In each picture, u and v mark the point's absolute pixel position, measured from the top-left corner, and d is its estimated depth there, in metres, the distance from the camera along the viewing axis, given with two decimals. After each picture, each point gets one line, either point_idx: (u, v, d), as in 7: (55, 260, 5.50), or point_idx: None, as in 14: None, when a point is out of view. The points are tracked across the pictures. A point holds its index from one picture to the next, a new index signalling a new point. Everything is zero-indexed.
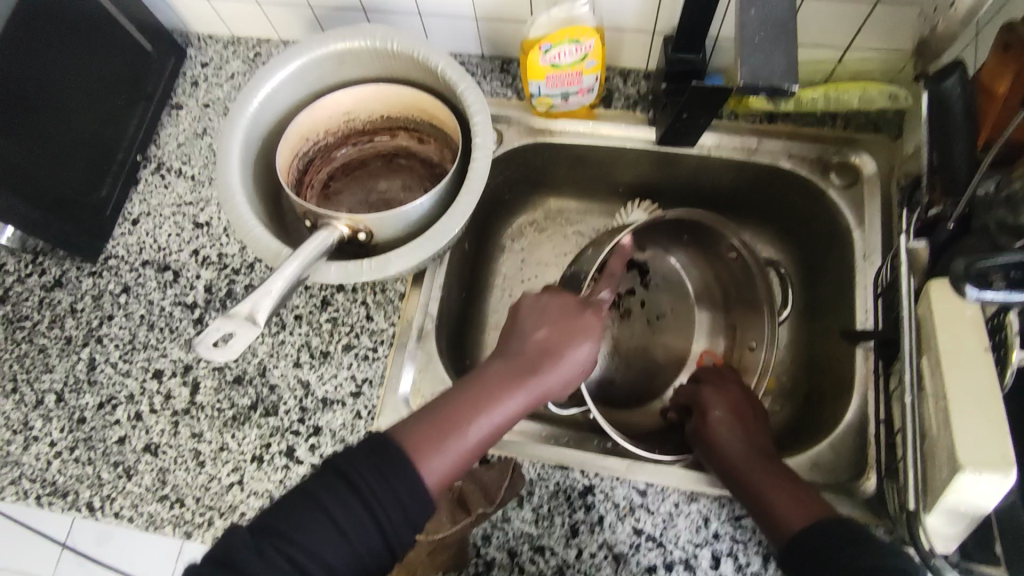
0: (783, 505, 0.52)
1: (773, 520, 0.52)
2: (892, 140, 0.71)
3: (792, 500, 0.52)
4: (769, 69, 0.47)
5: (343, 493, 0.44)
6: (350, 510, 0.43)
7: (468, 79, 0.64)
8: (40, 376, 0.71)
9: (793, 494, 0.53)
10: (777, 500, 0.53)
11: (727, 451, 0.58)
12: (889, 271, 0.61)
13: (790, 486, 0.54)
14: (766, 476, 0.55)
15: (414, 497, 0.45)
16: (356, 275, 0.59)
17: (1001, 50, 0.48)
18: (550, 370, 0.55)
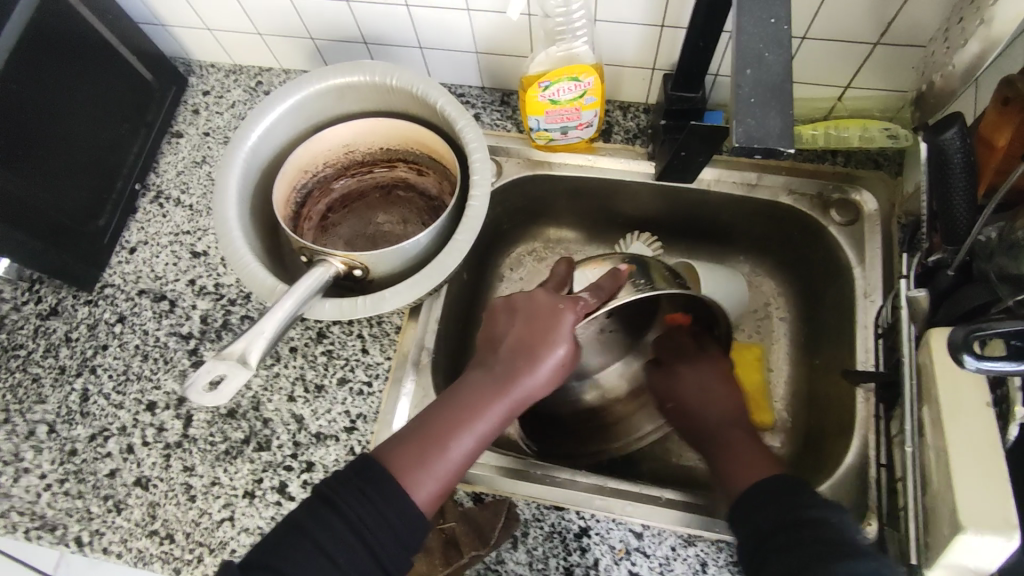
0: (733, 462, 0.57)
1: (724, 476, 0.56)
2: (892, 178, 0.71)
3: (747, 458, 0.56)
4: (764, 133, 0.37)
5: (327, 516, 0.45)
6: (343, 525, 0.45)
7: (466, 115, 0.64)
8: (32, 406, 0.70)
9: (737, 440, 0.59)
10: (726, 458, 0.58)
11: (700, 410, 0.64)
12: (890, 312, 0.61)
13: (753, 449, 0.57)
14: (738, 437, 0.60)
15: (407, 521, 0.47)
16: (351, 312, 0.58)
17: (1000, 104, 0.47)
18: (527, 397, 0.53)
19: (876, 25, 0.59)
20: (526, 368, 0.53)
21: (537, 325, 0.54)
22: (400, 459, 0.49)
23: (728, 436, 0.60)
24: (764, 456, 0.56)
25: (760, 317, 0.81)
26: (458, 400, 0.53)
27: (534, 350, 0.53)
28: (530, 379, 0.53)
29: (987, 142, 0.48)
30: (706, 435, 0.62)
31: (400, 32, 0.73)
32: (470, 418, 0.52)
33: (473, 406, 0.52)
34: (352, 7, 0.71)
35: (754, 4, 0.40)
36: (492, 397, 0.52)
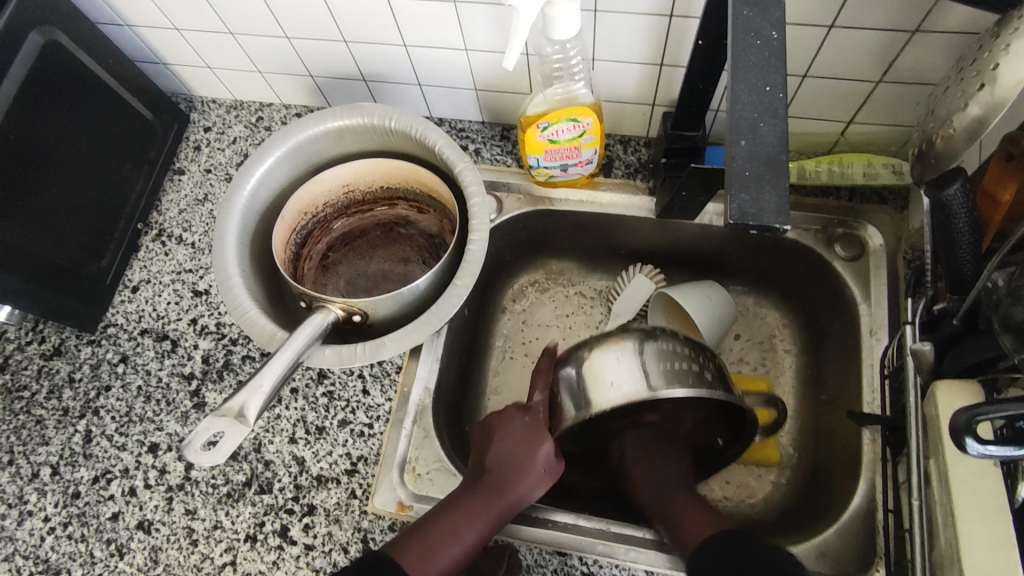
0: (684, 520, 0.58)
1: (678, 537, 0.57)
2: (898, 212, 0.70)
3: (694, 516, 0.58)
4: (758, 209, 0.36)
5: None
6: None
7: (465, 158, 0.64)
8: (36, 448, 0.70)
9: (683, 502, 0.60)
10: (679, 518, 0.58)
11: (644, 486, 0.63)
12: (896, 354, 0.60)
13: (687, 508, 0.59)
14: (676, 496, 0.60)
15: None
16: (349, 359, 0.58)
17: (1003, 160, 0.47)
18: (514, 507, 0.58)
19: (877, 64, 0.59)
20: (518, 483, 0.59)
21: (524, 450, 0.60)
22: (412, 553, 0.54)
23: (671, 501, 0.60)
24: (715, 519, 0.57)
25: (766, 349, 0.80)
26: (460, 504, 0.58)
27: (525, 468, 0.59)
28: (518, 492, 0.59)
29: (991, 197, 0.48)
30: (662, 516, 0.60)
31: (399, 71, 0.73)
32: (464, 521, 0.57)
33: (473, 510, 0.57)
34: (351, 47, 0.71)
35: (751, 67, 0.39)
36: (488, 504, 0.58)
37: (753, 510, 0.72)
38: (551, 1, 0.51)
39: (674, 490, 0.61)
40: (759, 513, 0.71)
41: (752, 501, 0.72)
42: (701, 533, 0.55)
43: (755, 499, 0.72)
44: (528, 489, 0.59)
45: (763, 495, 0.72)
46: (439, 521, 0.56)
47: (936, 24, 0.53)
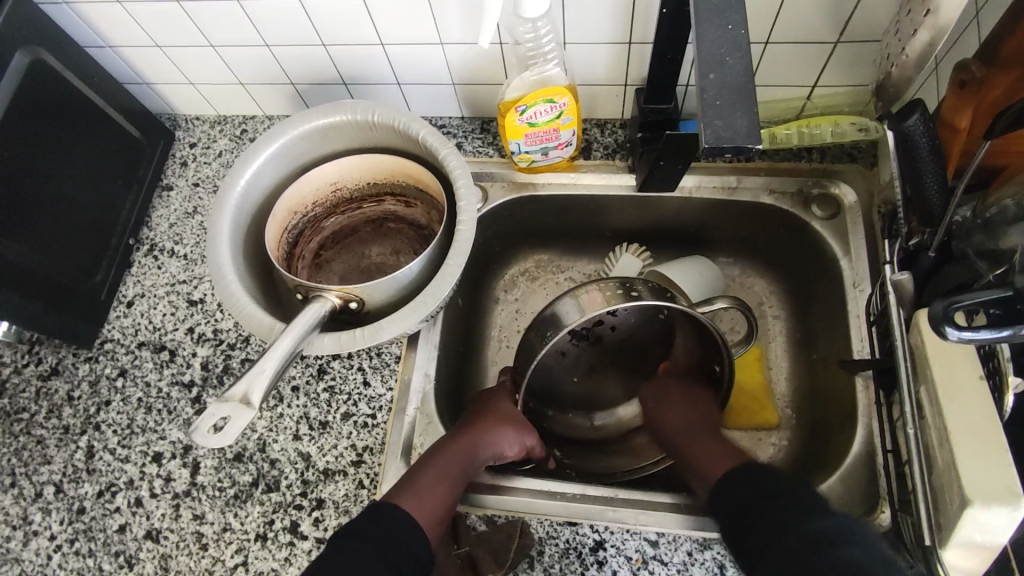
0: (705, 456, 0.62)
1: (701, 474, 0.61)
2: (868, 169, 0.73)
3: (716, 452, 0.62)
4: (731, 132, 0.38)
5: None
6: None
7: (448, 144, 0.66)
8: (38, 467, 0.70)
9: (701, 444, 0.64)
10: (697, 454, 0.63)
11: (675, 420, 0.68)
12: (879, 299, 0.62)
13: (713, 449, 0.63)
14: (705, 438, 0.65)
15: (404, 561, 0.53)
16: (349, 344, 0.58)
17: (958, 88, 0.49)
18: (488, 460, 0.62)
19: (834, 24, 0.61)
20: (496, 431, 0.63)
21: (496, 415, 0.65)
22: (406, 497, 0.58)
23: (694, 441, 0.65)
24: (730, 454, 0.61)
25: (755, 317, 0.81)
26: (442, 451, 0.61)
27: (500, 427, 0.64)
28: (495, 438, 0.63)
29: (950, 126, 0.50)
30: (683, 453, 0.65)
31: (378, 71, 0.75)
32: (449, 476, 0.60)
33: (457, 457, 0.61)
34: (330, 50, 0.73)
35: (713, 10, 0.41)
36: (470, 448, 0.61)
37: None
38: None
39: (705, 426, 0.66)
40: None
41: None
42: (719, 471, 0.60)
43: (758, 462, 0.74)
44: (503, 437, 0.63)
45: (765, 457, 0.74)
46: (429, 470, 0.60)
47: None
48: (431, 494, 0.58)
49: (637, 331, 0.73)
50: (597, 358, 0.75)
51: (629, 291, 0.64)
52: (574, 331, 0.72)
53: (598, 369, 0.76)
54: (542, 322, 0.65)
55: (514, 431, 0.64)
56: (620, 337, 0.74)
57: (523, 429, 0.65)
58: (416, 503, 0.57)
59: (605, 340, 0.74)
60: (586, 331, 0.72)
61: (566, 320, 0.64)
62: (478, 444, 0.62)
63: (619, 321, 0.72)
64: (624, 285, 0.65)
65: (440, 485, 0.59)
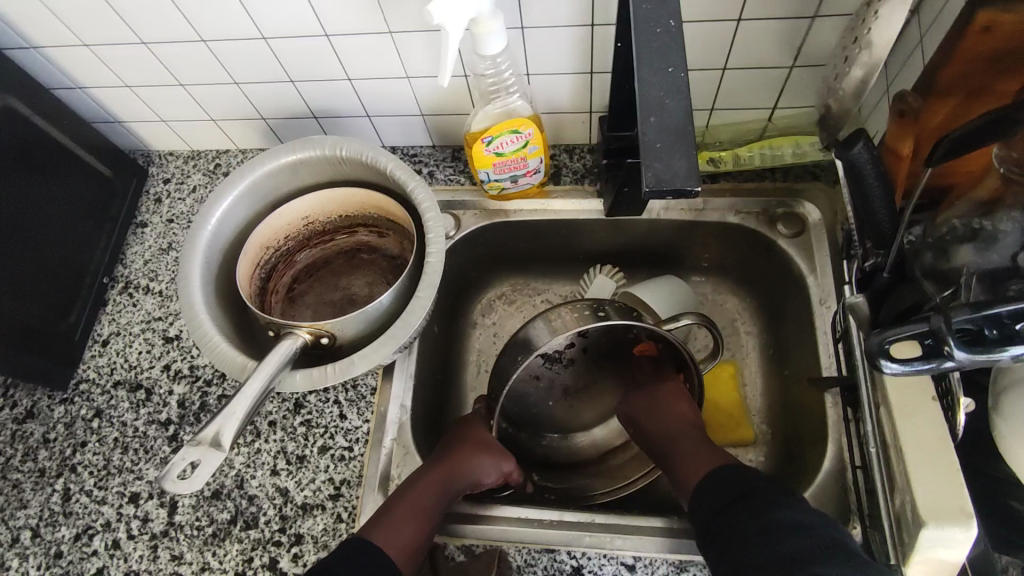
0: (688, 463, 0.62)
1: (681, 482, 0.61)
2: (831, 187, 0.75)
3: (696, 458, 0.62)
4: (671, 174, 0.38)
5: None
6: None
7: (416, 177, 0.67)
8: (14, 512, 0.70)
9: (692, 446, 0.64)
10: (686, 460, 0.63)
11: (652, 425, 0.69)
12: (843, 317, 0.63)
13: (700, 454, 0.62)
14: (699, 443, 0.64)
15: None
16: (321, 380, 0.59)
17: (897, 118, 0.50)
18: (463, 489, 0.62)
19: (787, 50, 0.63)
20: (469, 459, 0.63)
21: (470, 444, 0.65)
22: (382, 528, 0.58)
23: (683, 443, 0.65)
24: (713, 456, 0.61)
25: (729, 334, 0.82)
26: (418, 482, 0.62)
27: (473, 455, 0.64)
28: (471, 466, 0.63)
29: (894, 152, 0.52)
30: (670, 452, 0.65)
31: (347, 104, 0.76)
32: (423, 506, 0.60)
33: (434, 487, 0.61)
34: (298, 86, 0.74)
35: (655, 51, 0.42)
36: (446, 478, 0.62)
37: None
38: (477, 19, 0.54)
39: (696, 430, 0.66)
40: None
41: None
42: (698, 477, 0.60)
43: None
44: (479, 464, 0.64)
45: None
46: (403, 501, 0.60)
47: (831, 8, 0.58)
48: (407, 525, 0.59)
49: (607, 352, 0.74)
50: (573, 382, 0.76)
51: (597, 311, 0.65)
52: (546, 356, 0.72)
53: (574, 391, 0.76)
54: (514, 345, 0.66)
55: (488, 459, 0.65)
56: (592, 358, 0.75)
57: (497, 456, 0.65)
58: (392, 534, 0.57)
59: (578, 361, 0.74)
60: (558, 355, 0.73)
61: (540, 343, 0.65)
62: (455, 472, 0.62)
63: (588, 343, 0.73)
64: (592, 306, 0.66)
65: (417, 515, 0.59)
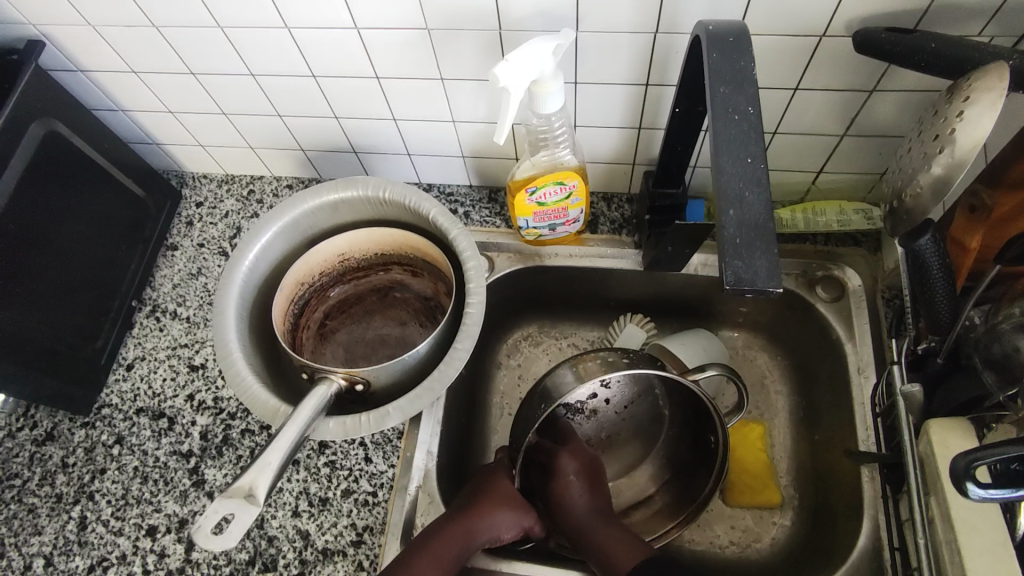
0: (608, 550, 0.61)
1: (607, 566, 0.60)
2: (871, 253, 0.74)
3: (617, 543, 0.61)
4: (752, 273, 0.38)
5: None
6: None
7: (458, 224, 0.66)
8: (28, 538, 0.68)
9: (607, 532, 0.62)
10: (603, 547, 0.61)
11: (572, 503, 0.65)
12: (885, 392, 0.62)
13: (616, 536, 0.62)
14: (595, 524, 0.63)
15: None
16: (354, 430, 0.58)
17: (966, 213, 0.53)
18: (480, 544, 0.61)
19: (842, 120, 0.63)
20: (491, 515, 0.61)
21: (493, 496, 0.63)
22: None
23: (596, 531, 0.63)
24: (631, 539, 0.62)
25: (759, 392, 0.81)
26: (439, 533, 0.60)
27: (495, 510, 0.62)
28: (491, 522, 0.62)
29: (960, 245, 0.53)
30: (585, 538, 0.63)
31: (389, 142, 0.76)
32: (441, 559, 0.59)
33: (455, 543, 0.60)
34: (342, 123, 0.74)
35: (731, 140, 0.42)
36: (467, 532, 0.60)
37: (761, 555, 0.72)
38: (537, 80, 0.53)
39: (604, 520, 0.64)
40: (767, 558, 0.71)
41: (759, 546, 0.73)
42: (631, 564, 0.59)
43: (761, 543, 0.73)
44: (500, 521, 0.62)
45: (769, 539, 0.73)
46: (423, 553, 0.59)
47: (892, 84, 0.57)
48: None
49: (632, 403, 0.75)
50: (596, 433, 0.75)
51: (623, 358, 0.65)
52: (569, 405, 0.72)
53: (596, 443, 0.76)
54: (539, 392, 0.65)
55: (509, 516, 0.62)
56: (616, 410, 0.75)
57: (518, 510, 0.63)
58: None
59: (601, 413, 0.74)
60: (581, 406, 0.73)
61: (563, 387, 0.64)
62: (475, 528, 0.61)
63: (613, 394, 0.73)
64: (619, 353, 0.66)
65: (436, 567, 0.58)
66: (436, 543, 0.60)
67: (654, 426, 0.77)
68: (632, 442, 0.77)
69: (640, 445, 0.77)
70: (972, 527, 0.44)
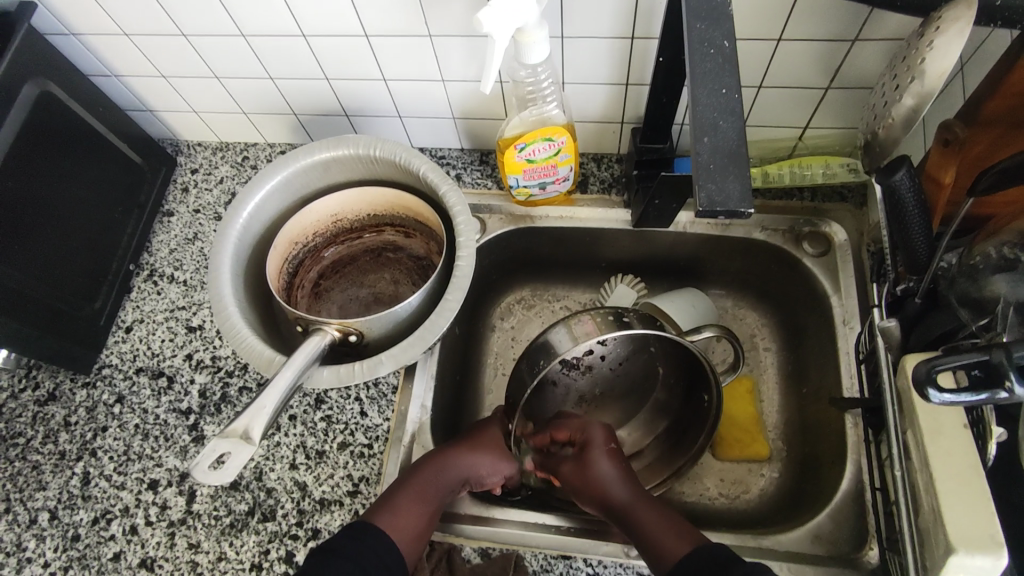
0: (658, 532, 0.58)
1: (657, 550, 0.57)
2: (857, 209, 0.75)
3: (667, 528, 0.59)
4: (724, 196, 0.39)
5: None
6: None
7: (448, 181, 0.67)
8: (33, 494, 0.70)
9: (660, 516, 0.60)
10: (651, 531, 0.59)
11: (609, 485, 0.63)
12: (867, 338, 0.63)
13: (668, 520, 0.60)
14: (647, 509, 0.61)
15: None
16: (348, 377, 0.59)
17: (941, 145, 0.52)
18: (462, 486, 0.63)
19: (825, 71, 0.63)
20: (476, 459, 0.64)
21: (479, 443, 0.65)
22: (386, 513, 0.59)
23: (644, 515, 0.60)
24: (684, 525, 0.59)
25: (747, 349, 0.83)
26: (424, 473, 0.62)
27: (480, 455, 0.64)
28: (475, 466, 0.64)
29: (935, 181, 0.53)
30: (634, 520, 0.60)
31: (380, 104, 0.77)
32: (423, 497, 0.61)
33: (435, 481, 0.62)
34: (333, 84, 0.74)
35: (708, 74, 0.43)
36: (451, 472, 0.63)
37: (748, 504, 0.74)
38: (521, 29, 0.54)
39: (644, 498, 0.62)
40: (753, 507, 0.73)
41: (747, 496, 0.74)
42: (684, 547, 0.57)
43: (750, 494, 0.74)
44: (482, 465, 0.64)
45: (757, 489, 0.74)
46: (407, 489, 0.61)
47: (874, 33, 0.58)
48: (409, 515, 0.59)
49: (626, 360, 0.75)
50: (589, 389, 0.76)
51: (620, 317, 0.64)
52: (566, 363, 0.72)
53: (589, 399, 0.77)
54: (533, 350, 0.64)
55: (494, 462, 0.64)
56: (610, 366, 0.75)
57: (503, 458, 0.65)
58: (396, 519, 0.59)
59: (595, 369, 0.75)
60: (576, 363, 0.73)
61: (560, 349, 0.63)
62: (454, 467, 0.63)
63: (608, 351, 0.73)
64: (615, 311, 0.64)
65: (419, 504, 0.60)
66: (419, 482, 0.61)
67: (647, 382, 0.77)
68: (623, 398, 0.78)
69: (632, 401, 0.78)
70: (946, 453, 0.46)
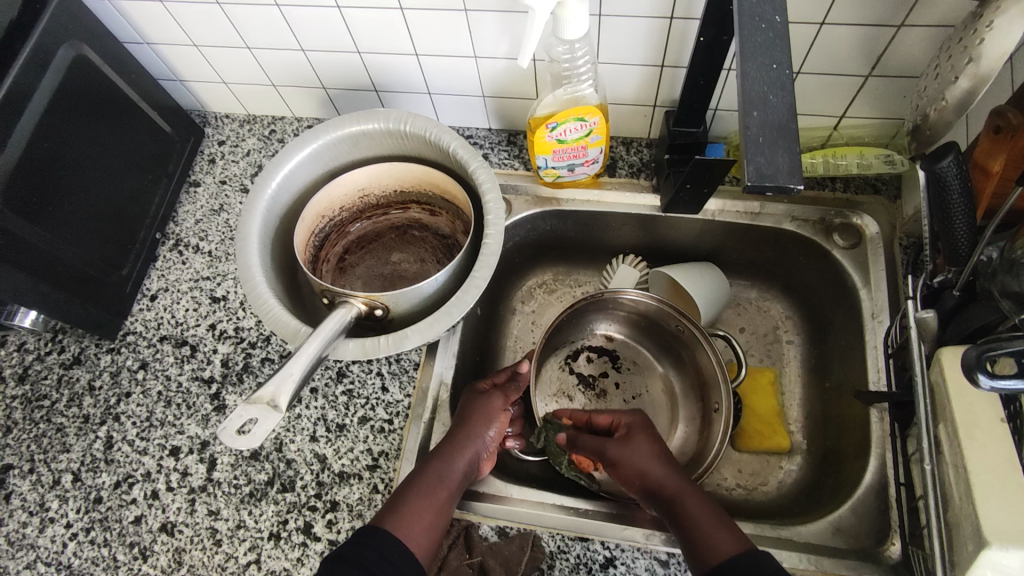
0: (706, 527, 0.52)
1: (703, 547, 0.51)
2: (890, 201, 0.74)
3: (716, 521, 0.53)
4: (773, 169, 0.39)
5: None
6: None
7: (479, 158, 0.66)
8: (56, 455, 0.71)
9: (705, 507, 0.54)
10: (698, 525, 0.53)
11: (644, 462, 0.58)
12: (898, 333, 0.62)
13: (715, 515, 0.53)
14: (696, 499, 0.55)
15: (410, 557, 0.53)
16: (374, 350, 0.59)
17: (992, 132, 0.52)
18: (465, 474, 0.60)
19: (866, 58, 0.62)
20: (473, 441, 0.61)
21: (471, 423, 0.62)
22: (393, 515, 0.55)
23: (689, 504, 0.54)
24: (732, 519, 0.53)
25: (771, 341, 0.82)
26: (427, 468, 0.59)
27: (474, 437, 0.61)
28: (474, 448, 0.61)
29: (982, 169, 0.53)
30: (681, 508, 0.54)
31: (411, 79, 0.76)
32: (429, 493, 0.57)
33: (448, 472, 0.59)
34: (364, 58, 0.74)
35: (757, 50, 0.42)
36: (451, 462, 0.59)
37: (766, 497, 0.73)
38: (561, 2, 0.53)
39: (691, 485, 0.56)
40: (771, 499, 0.72)
41: (765, 489, 0.74)
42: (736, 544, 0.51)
43: (768, 486, 0.74)
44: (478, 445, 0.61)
45: (775, 482, 0.74)
46: (412, 488, 0.57)
47: (921, 19, 0.57)
48: (420, 514, 0.56)
49: (639, 395, 0.81)
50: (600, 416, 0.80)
51: None
52: (584, 377, 0.82)
53: None
54: None
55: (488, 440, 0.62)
56: (624, 398, 0.81)
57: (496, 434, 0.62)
58: (404, 520, 0.55)
59: (609, 398, 0.81)
60: (591, 381, 0.82)
61: None
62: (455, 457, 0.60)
63: (622, 380, 0.82)
64: None
65: (426, 502, 0.56)
66: (422, 479, 0.58)
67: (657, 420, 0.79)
68: None
69: None
70: (982, 448, 0.45)
